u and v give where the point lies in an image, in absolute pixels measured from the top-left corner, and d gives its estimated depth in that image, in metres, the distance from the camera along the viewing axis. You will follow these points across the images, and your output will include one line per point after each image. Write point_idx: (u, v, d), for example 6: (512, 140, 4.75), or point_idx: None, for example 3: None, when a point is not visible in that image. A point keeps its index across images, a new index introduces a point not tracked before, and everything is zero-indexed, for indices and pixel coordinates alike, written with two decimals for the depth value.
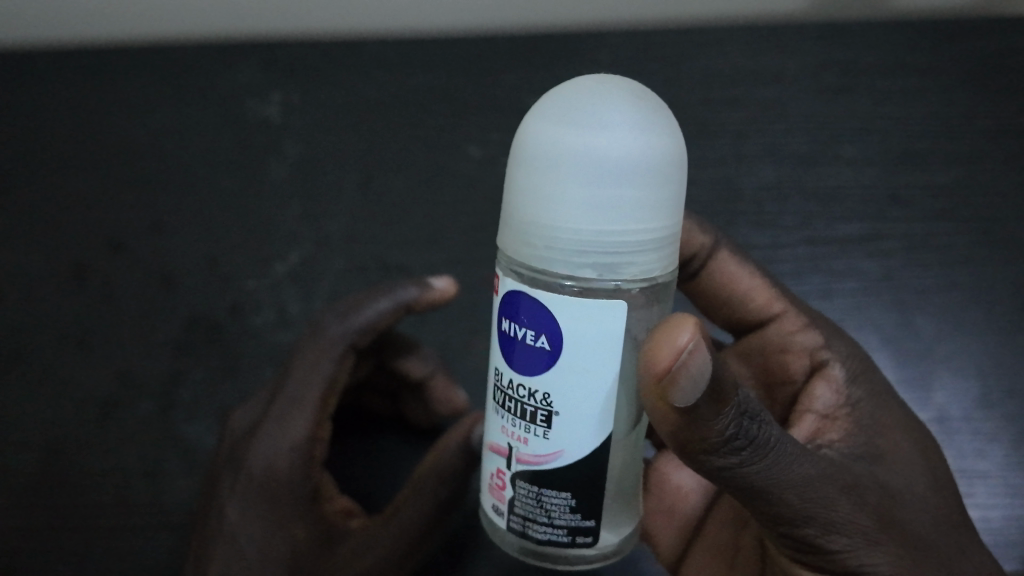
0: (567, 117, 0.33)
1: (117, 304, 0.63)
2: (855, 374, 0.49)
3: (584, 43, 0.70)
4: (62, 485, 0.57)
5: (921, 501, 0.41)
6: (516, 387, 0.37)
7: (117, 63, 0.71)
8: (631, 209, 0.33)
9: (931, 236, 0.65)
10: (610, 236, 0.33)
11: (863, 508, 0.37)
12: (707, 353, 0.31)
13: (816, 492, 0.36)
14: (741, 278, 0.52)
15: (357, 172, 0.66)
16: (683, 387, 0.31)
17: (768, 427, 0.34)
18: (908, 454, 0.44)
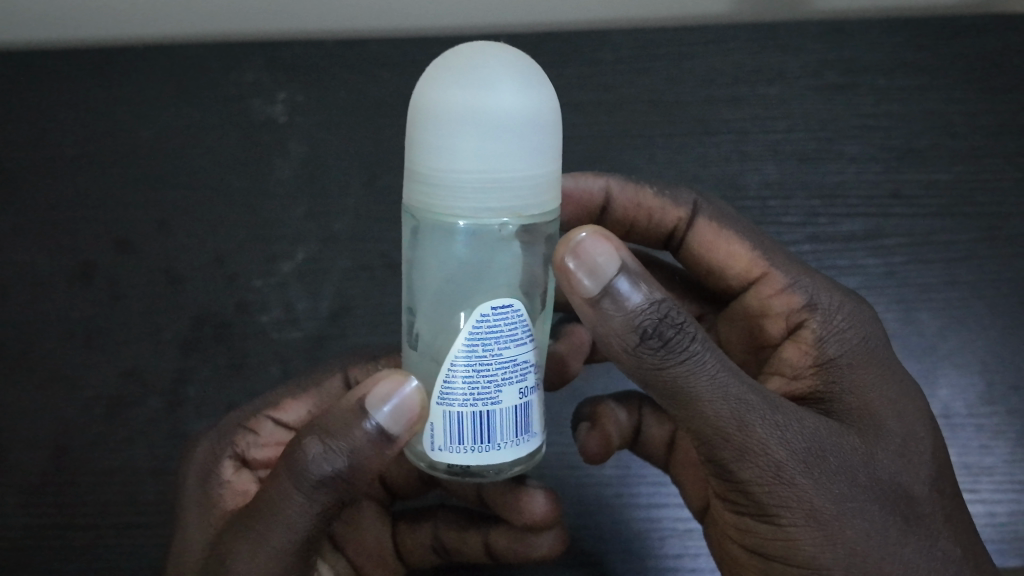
0: (457, 77, 0.31)
1: (124, 300, 0.63)
2: (837, 333, 0.43)
3: (587, 43, 0.71)
4: (76, 484, 0.57)
5: (863, 464, 0.36)
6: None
7: (124, 62, 0.71)
8: (513, 158, 0.31)
9: (935, 233, 0.65)
10: (493, 184, 0.31)
11: (789, 442, 0.34)
12: (604, 249, 0.32)
13: (742, 415, 0.33)
14: (718, 247, 0.48)
15: (363, 171, 0.67)
16: (579, 276, 0.32)
17: (688, 338, 0.33)
18: (873, 409, 0.39)
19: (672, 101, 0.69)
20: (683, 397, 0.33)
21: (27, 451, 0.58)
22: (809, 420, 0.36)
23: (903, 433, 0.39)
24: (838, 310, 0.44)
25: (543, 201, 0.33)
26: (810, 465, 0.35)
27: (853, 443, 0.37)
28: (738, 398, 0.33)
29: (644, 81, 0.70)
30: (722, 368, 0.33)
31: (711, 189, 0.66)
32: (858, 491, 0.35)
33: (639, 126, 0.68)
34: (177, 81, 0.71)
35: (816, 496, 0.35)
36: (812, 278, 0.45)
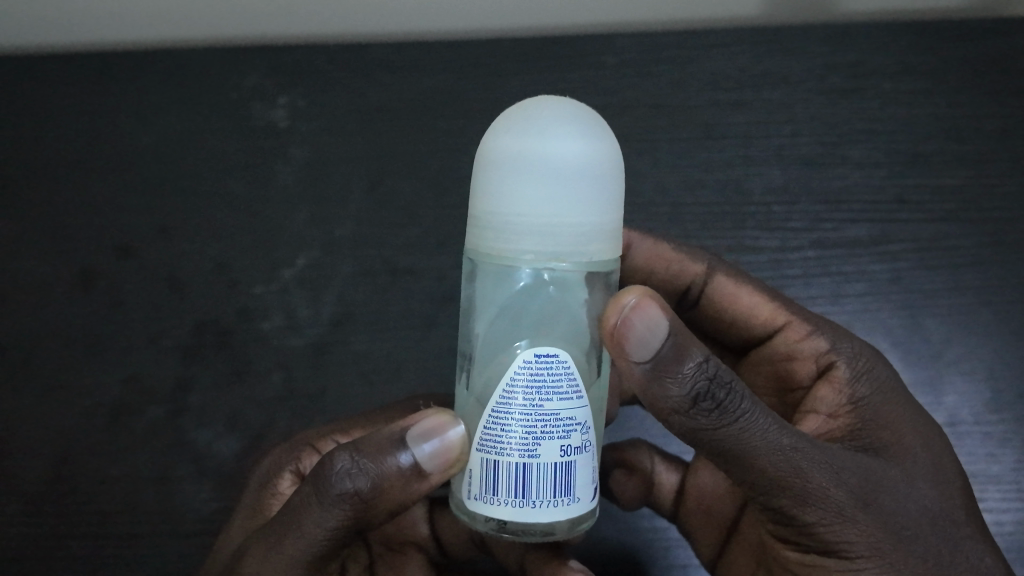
0: (524, 127, 0.33)
1: (124, 308, 0.62)
2: (866, 373, 0.45)
3: (591, 45, 0.70)
4: (78, 493, 0.58)
5: (910, 492, 0.38)
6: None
7: (121, 66, 0.70)
8: (572, 203, 0.33)
9: (939, 239, 0.65)
10: (552, 227, 0.33)
11: (839, 482, 0.35)
12: (655, 314, 0.32)
13: (796, 461, 0.34)
14: (740, 299, 0.51)
15: (365, 176, 0.66)
16: (631, 344, 0.32)
17: (739, 395, 0.33)
18: (906, 441, 0.41)
19: (677, 106, 0.69)
20: (739, 450, 0.34)
21: (31, 459, 0.59)
22: (854, 459, 0.37)
23: (933, 461, 0.40)
24: (859, 352, 0.46)
25: (562, 251, 0.33)
26: (863, 502, 0.36)
27: (894, 475, 0.38)
28: (789, 445, 0.34)
29: (647, 85, 0.69)
30: (770, 418, 0.34)
31: (713, 196, 0.67)
32: (910, 518, 0.37)
33: (640, 133, 0.68)
34: (177, 86, 0.70)
35: (874, 529, 0.36)
36: (831, 326, 0.48)
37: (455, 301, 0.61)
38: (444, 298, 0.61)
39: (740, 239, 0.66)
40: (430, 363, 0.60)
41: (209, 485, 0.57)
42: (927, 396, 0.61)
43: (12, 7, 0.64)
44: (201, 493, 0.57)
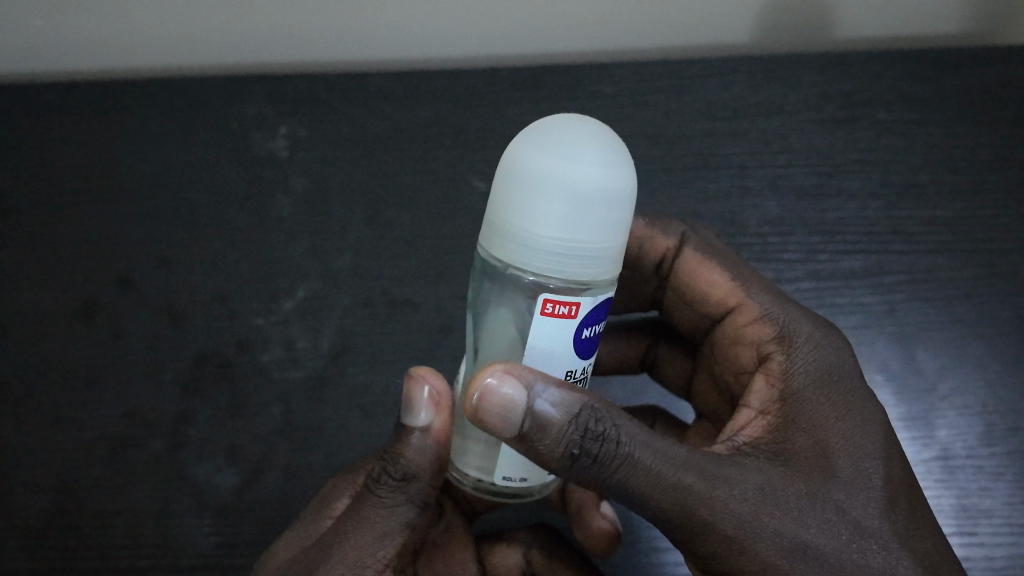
0: (553, 147, 0.33)
1: (125, 339, 0.63)
2: (805, 364, 0.43)
3: (588, 76, 0.72)
4: (74, 529, 0.57)
5: (829, 509, 0.37)
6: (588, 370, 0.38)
7: (131, 99, 0.73)
8: (596, 228, 0.33)
9: (931, 270, 0.65)
10: (574, 248, 0.33)
11: (743, 510, 0.35)
12: (508, 388, 0.33)
13: (691, 496, 0.35)
14: (700, 276, 0.51)
15: (365, 207, 0.67)
16: (492, 422, 0.34)
17: (615, 442, 0.34)
18: (830, 446, 0.40)
19: (673, 135, 0.70)
20: (630, 494, 0.35)
21: (29, 493, 0.58)
22: (758, 479, 0.37)
23: (860, 466, 0.39)
24: (800, 341, 0.45)
25: (575, 269, 0.34)
26: (766, 530, 0.35)
27: (808, 493, 0.37)
28: (680, 483, 0.35)
29: (643, 115, 0.71)
30: (661, 456, 0.35)
31: (709, 225, 0.66)
32: (817, 541, 0.36)
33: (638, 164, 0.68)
34: (184, 117, 0.72)
35: (778, 558, 0.35)
36: (785, 309, 0.47)
37: (452, 333, 0.61)
38: (442, 329, 0.62)
39: None
40: None
41: (209, 520, 0.56)
42: (918, 430, 0.60)
43: (43, 35, 0.69)
44: (200, 526, 0.56)
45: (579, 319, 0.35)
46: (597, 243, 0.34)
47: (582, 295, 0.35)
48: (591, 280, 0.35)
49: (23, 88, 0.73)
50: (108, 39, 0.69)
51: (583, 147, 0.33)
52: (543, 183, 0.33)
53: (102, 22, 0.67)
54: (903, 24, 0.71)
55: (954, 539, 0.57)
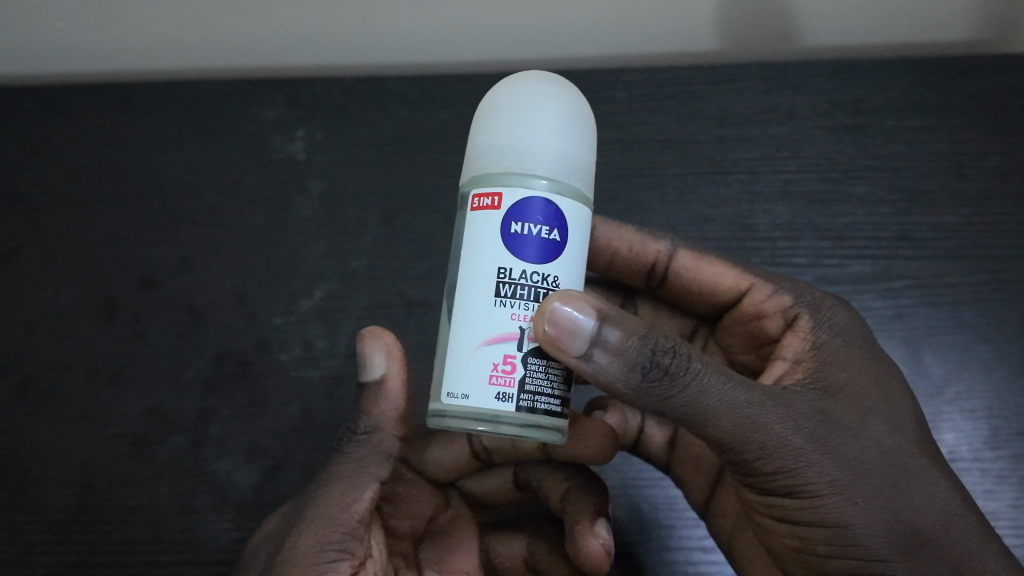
0: (524, 85, 0.42)
1: (147, 338, 0.64)
2: (828, 323, 0.46)
3: (601, 81, 0.74)
4: (98, 522, 0.58)
5: (876, 439, 0.41)
6: (530, 276, 0.39)
7: (152, 100, 0.74)
8: (552, 132, 0.40)
9: (939, 277, 0.66)
10: (532, 144, 0.40)
11: (795, 425, 0.40)
12: (582, 308, 0.38)
13: (749, 411, 0.39)
14: (704, 270, 0.53)
15: (381, 209, 0.68)
16: (566, 340, 0.38)
17: (679, 358, 0.38)
18: (862, 384, 0.43)
19: (684, 141, 0.72)
20: (695, 410, 0.38)
21: (54, 487, 0.59)
22: (805, 402, 0.41)
23: (888, 398, 0.43)
24: (828, 303, 0.48)
25: (536, 164, 0.39)
26: (816, 445, 0.39)
27: (851, 418, 0.41)
28: (739, 401, 0.39)
29: (654, 121, 0.73)
30: (719, 375, 0.39)
31: (720, 231, 0.68)
32: (862, 456, 0.40)
33: (649, 165, 0.71)
34: (205, 119, 0.73)
35: (831, 467, 0.39)
36: (795, 283, 0.50)
37: None
38: None
39: None
40: None
41: (231, 516, 0.58)
42: None
43: (65, 38, 0.70)
44: (221, 522, 0.58)
45: (502, 211, 0.39)
46: (515, 138, 0.40)
47: (499, 184, 0.39)
48: (507, 173, 0.39)
49: (49, 89, 0.75)
50: (128, 43, 0.70)
51: (532, 82, 0.42)
52: (500, 106, 0.42)
53: (121, 26, 0.68)
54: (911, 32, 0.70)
55: None
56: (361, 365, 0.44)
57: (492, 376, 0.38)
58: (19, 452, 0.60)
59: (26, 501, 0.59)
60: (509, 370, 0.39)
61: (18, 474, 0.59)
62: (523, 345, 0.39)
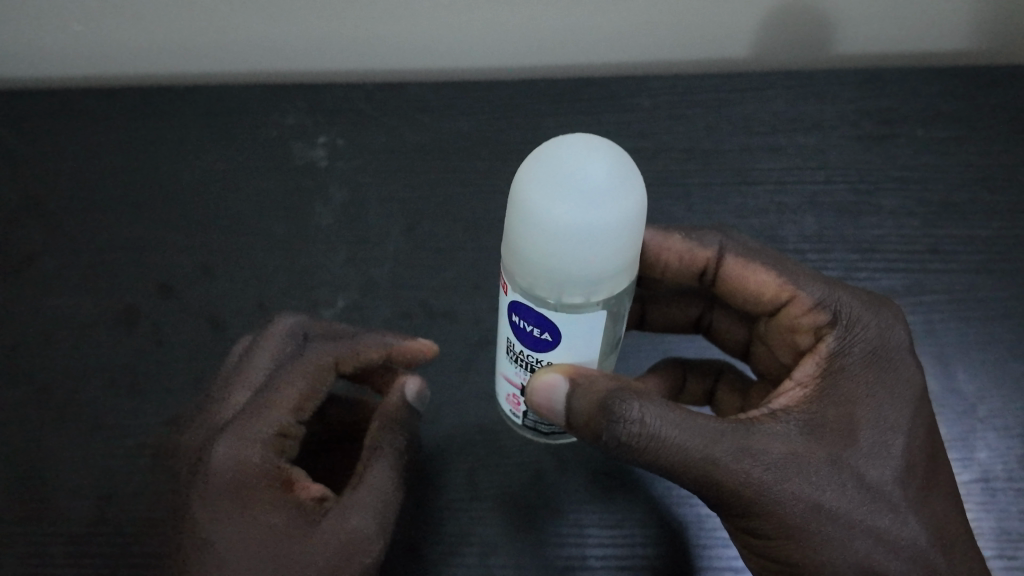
0: (533, 177, 0.35)
1: (167, 347, 0.62)
2: (854, 347, 0.44)
3: (625, 90, 0.74)
4: (113, 537, 0.55)
5: (845, 480, 0.40)
6: (525, 356, 0.46)
7: (176, 105, 0.74)
8: (539, 259, 0.37)
9: (972, 290, 0.64)
10: (526, 264, 0.38)
11: (763, 471, 0.39)
12: (556, 380, 0.42)
13: (713, 464, 0.39)
14: (746, 280, 0.50)
15: (404, 218, 0.68)
16: (547, 403, 0.43)
17: (640, 423, 0.38)
18: (856, 420, 0.42)
19: (709, 149, 0.71)
20: (659, 465, 0.39)
21: (68, 501, 0.56)
22: (785, 442, 0.40)
23: (878, 438, 0.42)
24: (859, 321, 0.45)
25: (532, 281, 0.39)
26: (783, 493, 0.39)
27: (826, 462, 0.40)
28: (705, 453, 0.39)
29: (681, 129, 0.72)
30: (687, 431, 0.38)
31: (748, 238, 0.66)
32: (829, 501, 0.40)
33: (675, 174, 0.70)
34: (230, 125, 0.73)
35: (793, 512, 0.40)
36: (836, 294, 0.47)
37: (492, 345, 0.62)
38: (481, 341, 0.62)
39: None
40: (468, 406, 0.60)
41: None
42: (959, 452, 0.57)
43: (93, 42, 0.70)
44: None
45: (509, 297, 0.43)
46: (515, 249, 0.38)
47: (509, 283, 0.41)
48: (517, 275, 0.40)
49: (75, 93, 0.75)
50: (152, 43, 0.70)
51: (545, 167, 0.35)
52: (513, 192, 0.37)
53: (143, 28, 0.68)
54: (928, 43, 0.73)
55: (994, 561, 0.53)
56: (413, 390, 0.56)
57: (509, 401, 0.53)
58: (35, 462, 0.57)
59: (43, 512, 0.55)
60: (518, 403, 0.52)
61: (33, 483, 0.57)
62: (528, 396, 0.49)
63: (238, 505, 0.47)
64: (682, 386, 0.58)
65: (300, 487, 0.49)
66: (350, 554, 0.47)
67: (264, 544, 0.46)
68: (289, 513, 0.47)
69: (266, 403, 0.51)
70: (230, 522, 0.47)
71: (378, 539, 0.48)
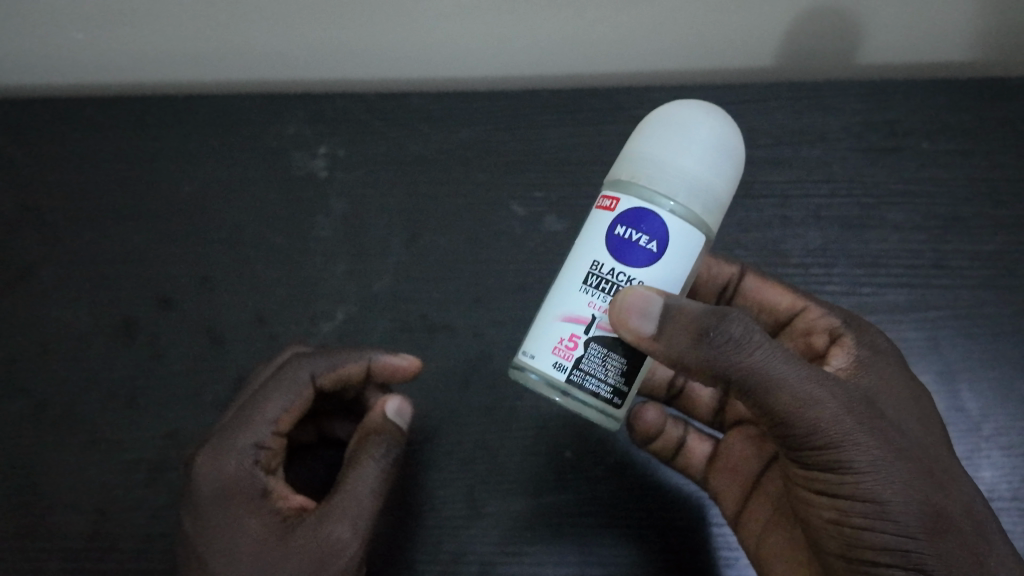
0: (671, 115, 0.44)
1: (165, 361, 0.62)
2: (869, 347, 0.49)
3: (627, 99, 0.73)
4: (112, 551, 0.55)
5: (899, 429, 0.43)
6: (615, 273, 0.43)
7: (174, 114, 0.73)
8: (691, 166, 0.42)
9: (975, 307, 0.64)
10: (667, 165, 0.42)
11: (846, 403, 0.41)
12: (649, 296, 0.40)
13: (808, 390, 0.40)
14: (766, 292, 0.56)
15: (404, 230, 0.68)
16: (637, 322, 0.40)
17: (745, 343, 0.40)
18: (878, 399, 0.45)
19: None
20: (761, 389, 0.40)
21: (67, 516, 0.56)
22: (846, 386, 0.42)
23: (897, 415, 0.45)
24: (866, 328, 0.51)
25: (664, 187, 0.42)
26: (862, 431, 0.41)
27: (881, 414, 0.43)
28: (801, 376, 0.40)
29: None
30: (781, 360, 0.40)
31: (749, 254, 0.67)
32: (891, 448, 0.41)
33: None
34: (228, 134, 0.73)
35: (875, 447, 0.41)
36: (843, 310, 0.53)
37: (492, 359, 0.62)
38: (481, 354, 0.62)
39: None
40: (469, 420, 0.59)
41: None
42: (965, 471, 0.59)
43: (91, 49, 0.69)
44: None
45: (615, 213, 0.43)
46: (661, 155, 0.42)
47: (621, 192, 0.43)
48: (636, 184, 0.43)
49: (72, 103, 0.74)
50: (151, 52, 0.70)
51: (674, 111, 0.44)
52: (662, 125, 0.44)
53: (142, 35, 0.68)
54: (935, 53, 0.71)
55: None
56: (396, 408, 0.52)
57: (556, 347, 0.43)
58: (32, 477, 0.57)
59: (38, 527, 0.56)
60: (571, 347, 0.43)
61: (28, 498, 0.57)
62: (592, 329, 0.43)
63: (225, 507, 0.47)
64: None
65: (278, 493, 0.49)
66: (326, 564, 0.46)
67: (249, 550, 0.46)
68: (267, 519, 0.47)
69: (257, 412, 0.49)
70: (212, 523, 0.47)
71: (353, 545, 0.47)
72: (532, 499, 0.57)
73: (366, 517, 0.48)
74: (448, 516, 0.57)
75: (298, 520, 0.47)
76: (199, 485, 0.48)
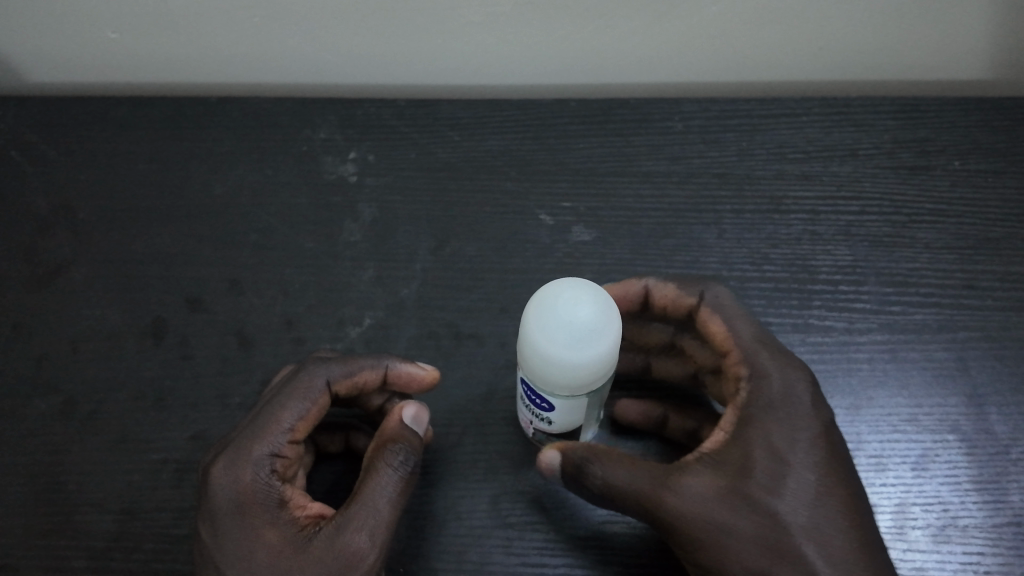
0: (553, 336, 0.44)
1: (193, 362, 0.62)
2: (764, 396, 0.49)
3: (658, 114, 0.73)
4: (135, 550, 0.54)
5: (750, 503, 0.46)
6: (532, 408, 0.52)
7: (207, 118, 0.74)
8: (583, 373, 0.45)
9: (1009, 328, 0.63)
10: (567, 381, 0.46)
11: (684, 497, 0.46)
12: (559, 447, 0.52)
13: (642, 494, 0.47)
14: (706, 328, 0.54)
15: (432, 237, 0.68)
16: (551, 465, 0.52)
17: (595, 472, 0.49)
18: (752, 454, 0.47)
19: (742, 175, 0.71)
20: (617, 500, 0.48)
21: (92, 515, 0.56)
22: (693, 473, 0.47)
23: (772, 471, 0.47)
24: (765, 374, 0.50)
25: (569, 389, 0.47)
26: (699, 518, 0.46)
27: (730, 490, 0.46)
28: (638, 486, 0.48)
29: (714, 153, 0.72)
30: (624, 474, 0.48)
31: (780, 268, 0.66)
32: (734, 523, 0.45)
33: (708, 201, 0.70)
34: (260, 138, 0.73)
35: (708, 532, 0.46)
36: (765, 356, 0.51)
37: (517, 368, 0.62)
38: (506, 364, 0.62)
39: (811, 320, 0.63)
40: (494, 429, 0.59)
41: None
42: (991, 495, 0.56)
43: (128, 52, 0.70)
44: None
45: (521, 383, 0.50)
46: (560, 374, 0.45)
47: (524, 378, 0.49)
48: (542, 386, 0.48)
49: (107, 103, 0.75)
50: (186, 55, 0.70)
51: (552, 324, 0.44)
52: (543, 342, 0.45)
53: (175, 38, 0.68)
54: (967, 72, 0.71)
55: None
56: (413, 416, 0.53)
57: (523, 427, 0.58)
58: (60, 476, 0.57)
59: (64, 527, 0.55)
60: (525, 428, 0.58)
61: (55, 498, 0.57)
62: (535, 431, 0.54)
63: (243, 517, 0.47)
64: (663, 421, 0.58)
65: (294, 502, 0.49)
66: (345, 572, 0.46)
67: (265, 559, 0.45)
68: (284, 531, 0.47)
69: (273, 421, 0.49)
70: (228, 533, 0.46)
71: (372, 554, 0.47)
72: (561, 509, 0.56)
73: (383, 530, 0.47)
74: (477, 524, 0.55)
75: (314, 530, 0.47)
76: (216, 493, 0.47)
